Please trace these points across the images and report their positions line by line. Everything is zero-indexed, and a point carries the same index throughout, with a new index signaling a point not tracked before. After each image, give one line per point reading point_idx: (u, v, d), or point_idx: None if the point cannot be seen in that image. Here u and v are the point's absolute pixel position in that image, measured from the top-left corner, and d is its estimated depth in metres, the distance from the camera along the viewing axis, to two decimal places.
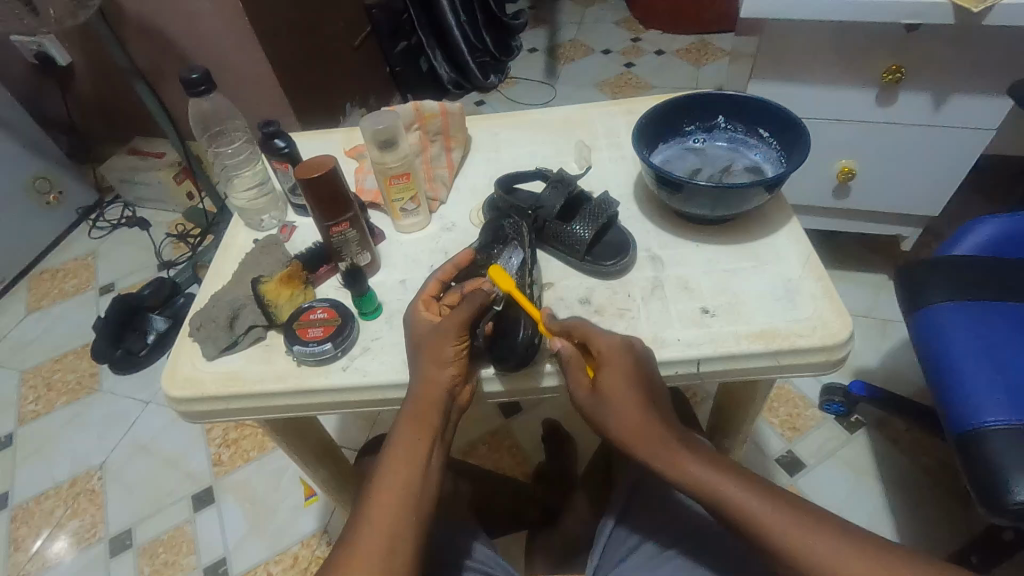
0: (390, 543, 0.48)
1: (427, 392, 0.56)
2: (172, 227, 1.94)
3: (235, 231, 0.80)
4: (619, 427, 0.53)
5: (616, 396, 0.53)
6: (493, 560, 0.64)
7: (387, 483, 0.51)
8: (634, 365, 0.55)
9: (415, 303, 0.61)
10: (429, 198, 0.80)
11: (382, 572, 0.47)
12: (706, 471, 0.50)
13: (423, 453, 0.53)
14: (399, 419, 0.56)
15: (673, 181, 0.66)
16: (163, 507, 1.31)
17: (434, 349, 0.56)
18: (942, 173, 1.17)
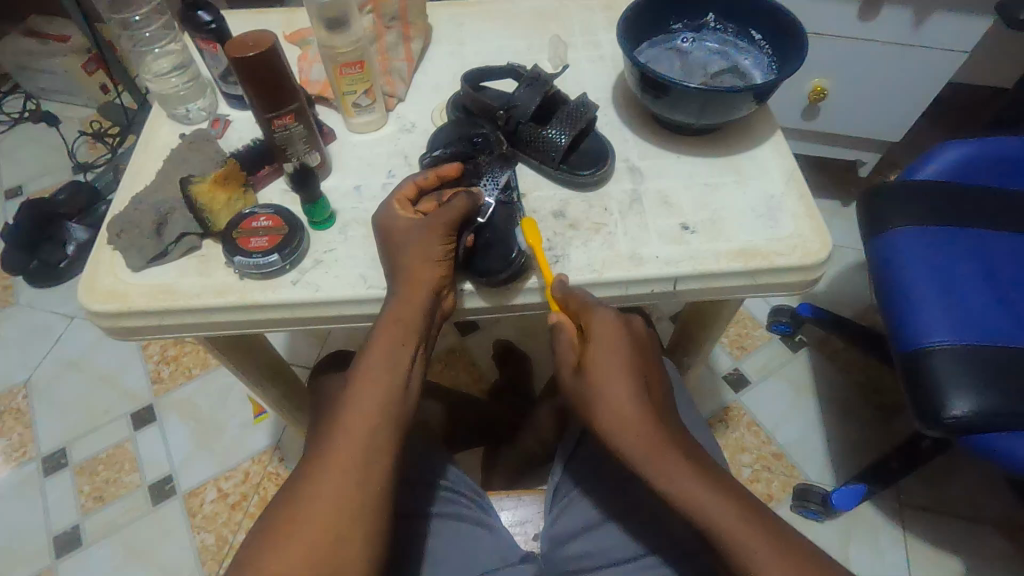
0: (369, 453, 0.45)
1: (411, 292, 0.52)
2: (85, 124, 1.72)
3: (156, 124, 0.69)
4: (612, 421, 0.48)
5: (606, 380, 0.49)
6: (464, 483, 0.63)
7: (366, 389, 0.47)
8: (631, 344, 0.51)
9: (388, 202, 0.56)
10: (385, 94, 0.71)
11: (357, 490, 0.43)
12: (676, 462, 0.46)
13: (404, 360, 0.50)
14: (380, 321, 0.51)
15: (658, 83, 0.60)
16: (100, 425, 1.24)
17: (418, 247, 0.52)
18: (910, 97, 1.16)
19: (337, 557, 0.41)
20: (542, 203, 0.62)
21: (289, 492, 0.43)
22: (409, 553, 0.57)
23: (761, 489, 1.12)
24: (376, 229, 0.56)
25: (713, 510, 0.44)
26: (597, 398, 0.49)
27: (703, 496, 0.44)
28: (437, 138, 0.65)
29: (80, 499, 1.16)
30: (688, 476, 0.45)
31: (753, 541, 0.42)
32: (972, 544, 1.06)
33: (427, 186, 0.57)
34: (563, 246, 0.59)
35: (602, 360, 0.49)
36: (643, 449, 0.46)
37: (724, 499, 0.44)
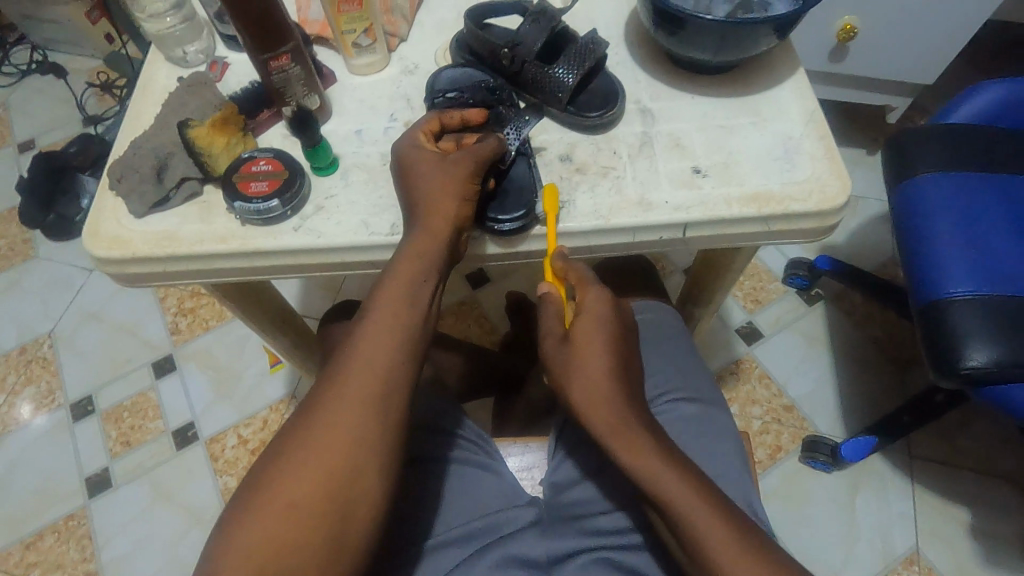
0: (385, 394, 0.45)
1: (431, 227, 0.50)
2: (93, 75, 1.70)
3: (155, 67, 0.68)
4: (576, 387, 0.51)
5: (587, 353, 0.51)
6: (480, 434, 0.63)
7: (383, 321, 0.47)
8: (616, 324, 0.53)
9: (412, 133, 0.54)
10: (386, 34, 0.68)
11: (364, 430, 0.43)
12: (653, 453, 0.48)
13: (422, 294, 0.49)
14: (399, 254, 0.50)
15: (675, 16, 0.56)
16: (123, 374, 1.28)
17: (443, 182, 0.51)
18: (947, 35, 1.08)
19: (351, 485, 0.42)
20: (549, 147, 0.60)
21: (302, 418, 0.44)
22: (422, 494, 0.58)
23: (770, 440, 1.13)
24: (394, 163, 0.54)
25: (668, 482, 0.46)
26: (574, 367, 0.51)
27: (671, 476, 0.47)
28: (440, 79, 0.63)
29: (108, 443, 1.21)
30: (655, 454, 0.48)
31: (708, 521, 0.45)
32: (981, 496, 1.06)
33: (450, 126, 0.56)
34: (569, 191, 0.58)
35: (587, 344, 0.51)
36: (614, 424, 0.49)
37: (689, 482, 0.46)
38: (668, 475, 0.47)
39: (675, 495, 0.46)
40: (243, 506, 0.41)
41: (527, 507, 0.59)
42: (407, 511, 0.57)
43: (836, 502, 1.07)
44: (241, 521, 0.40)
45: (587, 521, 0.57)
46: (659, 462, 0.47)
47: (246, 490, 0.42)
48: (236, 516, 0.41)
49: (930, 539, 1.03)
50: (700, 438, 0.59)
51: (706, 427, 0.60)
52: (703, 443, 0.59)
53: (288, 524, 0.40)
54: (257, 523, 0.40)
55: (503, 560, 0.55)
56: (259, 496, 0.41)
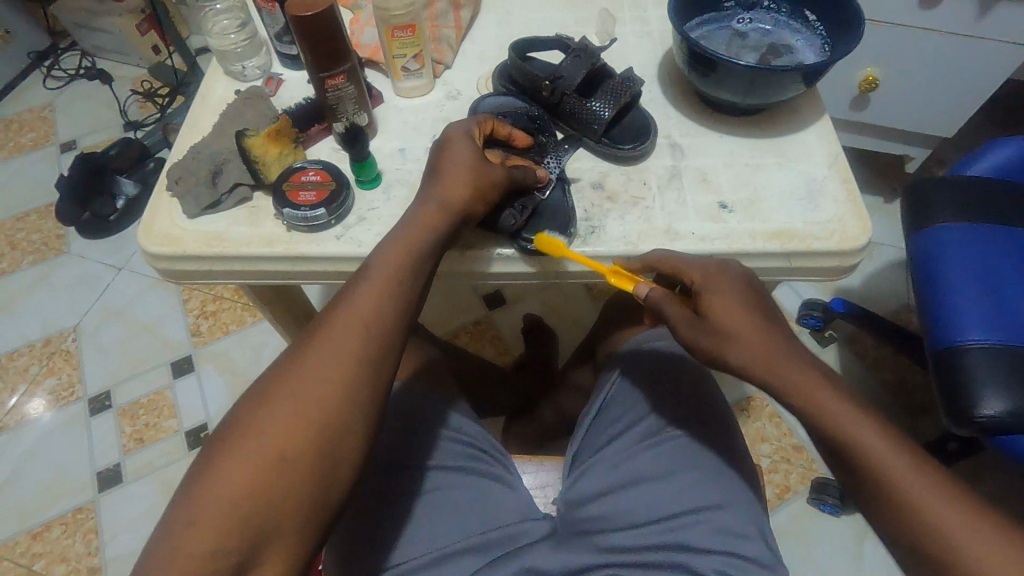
0: (376, 354, 0.47)
1: (439, 215, 0.52)
2: (137, 84, 1.78)
3: (213, 80, 0.72)
4: (741, 352, 0.47)
5: (733, 315, 0.48)
6: (468, 425, 0.64)
7: (373, 290, 0.49)
8: (746, 284, 0.50)
9: (467, 125, 0.56)
10: (433, 61, 0.72)
11: (346, 388, 0.45)
12: (838, 406, 0.45)
13: (422, 270, 0.51)
14: (397, 231, 0.52)
15: (708, 60, 0.60)
16: (142, 371, 1.31)
17: (469, 180, 0.53)
18: (967, 91, 1.12)
19: (330, 439, 0.43)
20: (581, 174, 0.63)
21: (289, 370, 0.45)
22: (404, 475, 0.59)
23: (778, 479, 1.13)
24: (439, 141, 0.57)
25: (865, 438, 0.44)
26: (730, 332, 0.47)
27: (866, 432, 0.44)
28: (482, 104, 0.66)
29: (122, 439, 1.23)
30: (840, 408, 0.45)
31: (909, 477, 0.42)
32: None
33: (499, 135, 0.59)
34: (600, 218, 0.60)
35: (732, 308, 0.48)
36: (794, 388, 0.46)
37: (882, 435, 0.44)
38: (859, 428, 0.44)
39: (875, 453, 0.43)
40: (218, 450, 0.42)
41: (542, 521, 0.61)
42: (390, 493, 0.58)
43: (842, 546, 1.06)
44: (220, 462, 0.41)
45: (600, 538, 0.58)
46: (842, 412, 0.45)
47: (220, 437, 0.42)
48: (210, 460, 0.41)
49: None
50: (714, 463, 0.59)
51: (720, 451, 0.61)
52: (719, 469, 0.59)
53: (272, 468, 0.41)
54: (239, 464, 0.41)
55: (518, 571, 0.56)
56: (237, 441, 0.42)
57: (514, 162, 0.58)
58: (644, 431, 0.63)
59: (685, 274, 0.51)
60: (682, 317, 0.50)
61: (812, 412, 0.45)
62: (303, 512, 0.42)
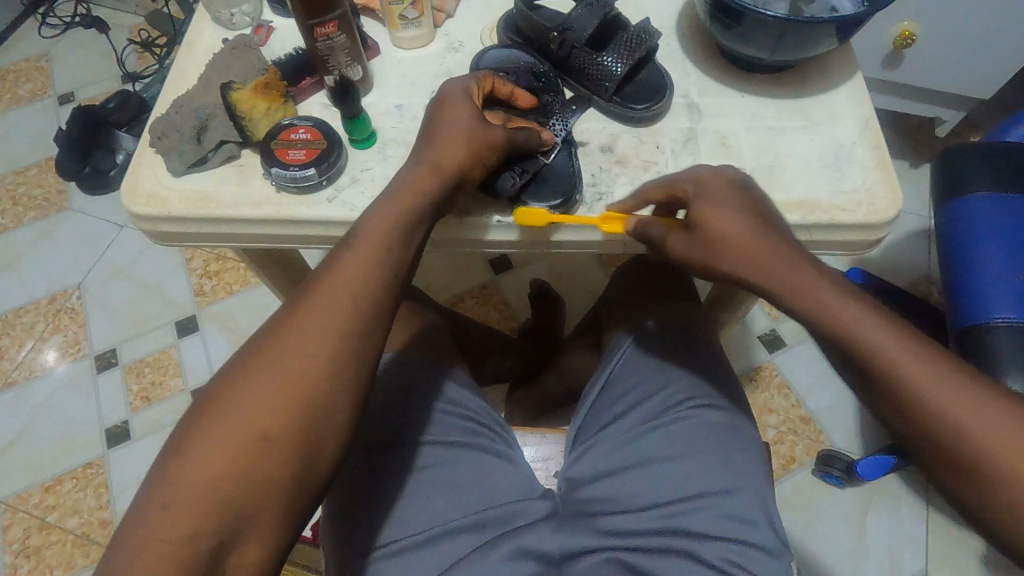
0: (358, 332, 0.44)
1: (432, 178, 0.49)
2: (134, 33, 1.71)
3: (199, 28, 0.68)
4: (730, 255, 0.46)
5: (722, 220, 0.47)
6: (465, 397, 0.63)
7: (359, 258, 0.46)
8: (739, 187, 0.48)
9: (466, 83, 0.52)
10: (433, 8, 0.66)
11: (330, 362, 0.43)
12: (838, 301, 0.44)
13: (411, 240, 0.48)
14: (386, 195, 0.49)
15: (732, 9, 0.54)
16: (147, 330, 1.31)
17: (468, 142, 0.50)
18: (1012, 49, 1.03)
19: (313, 415, 0.42)
20: (590, 136, 0.59)
21: (265, 346, 0.43)
22: (398, 448, 0.58)
23: (783, 451, 1.11)
24: (436, 98, 0.53)
25: (865, 330, 0.43)
26: (719, 238, 0.47)
27: (869, 325, 0.43)
28: (484, 58, 0.62)
29: (129, 397, 1.24)
30: (839, 301, 0.44)
31: (910, 366, 0.41)
32: None
33: (501, 94, 0.55)
34: (608, 184, 0.57)
35: (720, 213, 0.47)
36: (787, 283, 0.45)
37: (889, 328, 0.43)
38: (864, 323, 0.43)
39: (874, 345, 0.42)
40: (197, 424, 0.41)
41: (542, 500, 0.59)
42: (384, 466, 0.58)
43: (845, 518, 1.06)
44: (192, 448, 0.40)
45: (600, 519, 0.56)
46: (840, 305, 0.44)
47: (200, 411, 0.41)
48: (189, 434, 0.40)
49: (939, 564, 1.02)
50: (722, 446, 0.58)
51: (729, 435, 0.59)
52: (728, 453, 0.57)
53: (247, 453, 0.40)
54: (212, 450, 0.39)
55: (514, 552, 0.54)
56: (217, 416, 0.41)
57: (517, 124, 0.54)
58: (649, 410, 0.62)
59: (674, 188, 0.50)
60: (669, 229, 0.50)
61: (808, 308, 0.44)
62: (286, 489, 0.41)
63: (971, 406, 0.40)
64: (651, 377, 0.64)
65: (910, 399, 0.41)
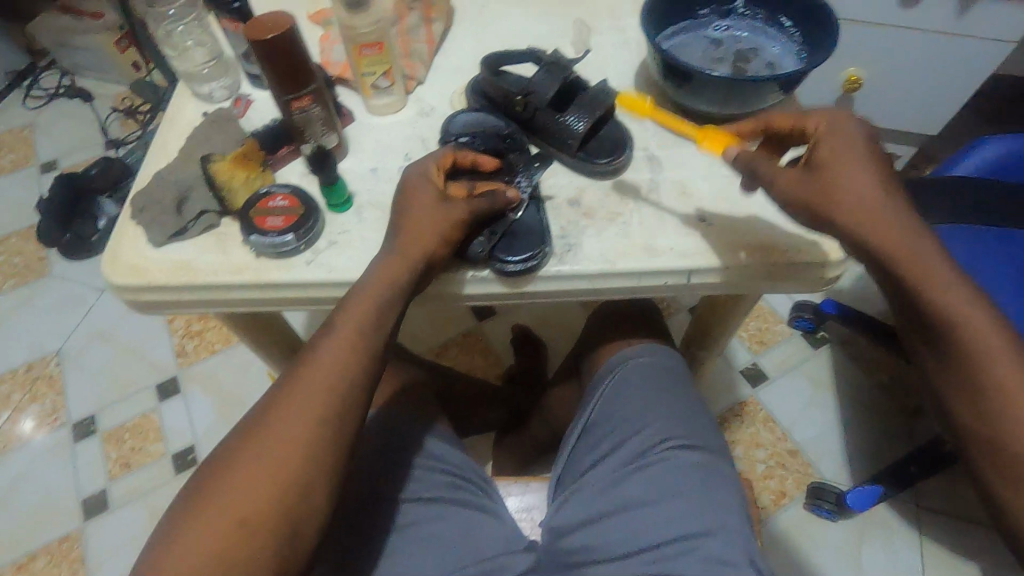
0: (339, 413, 0.46)
1: (405, 256, 0.51)
2: (118, 101, 1.75)
3: (180, 103, 0.70)
4: (853, 204, 0.45)
5: (846, 171, 0.45)
6: (448, 454, 0.63)
7: (342, 333, 0.48)
8: (863, 135, 0.47)
9: (426, 165, 0.55)
10: (404, 77, 0.70)
11: (314, 435, 0.44)
12: (928, 255, 0.46)
13: (391, 311, 0.51)
14: (369, 276, 0.51)
15: (682, 70, 0.58)
16: (128, 394, 1.29)
17: (434, 217, 0.52)
18: (952, 89, 1.11)
19: (298, 486, 0.43)
20: (557, 190, 0.62)
21: (255, 425, 0.45)
22: (379, 509, 0.58)
23: (774, 485, 1.11)
24: (400, 185, 0.56)
25: (943, 283, 0.46)
26: (845, 188, 0.45)
27: (949, 285, 0.46)
28: (453, 122, 0.65)
29: (108, 464, 1.21)
30: (929, 255, 0.46)
31: (978, 322, 0.46)
32: (992, 551, 1.03)
33: (463, 164, 0.58)
34: (577, 234, 0.59)
35: (847, 158, 0.45)
36: (893, 238, 0.45)
37: (964, 288, 0.46)
38: (945, 279, 0.46)
39: (949, 299, 0.46)
40: (189, 506, 0.41)
41: (526, 552, 0.59)
42: (364, 527, 0.57)
43: (840, 552, 1.05)
44: (183, 529, 0.40)
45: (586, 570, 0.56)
46: (928, 256, 0.46)
47: (192, 493, 0.42)
48: (181, 516, 0.41)
49: None
50: (702, 488, 0.58)
51: (707, 478, 0.59)
52: (705, 494, 0.58)
53: (232, 539, 0.40)
54: (202, 527, 0.40)
55: None
56: (208, 496, 0.41)
57: (481, 190, 0.56)
58: (627, 452, 0.62)
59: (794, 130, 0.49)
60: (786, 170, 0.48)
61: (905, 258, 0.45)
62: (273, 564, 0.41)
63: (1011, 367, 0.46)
64: (628, 419, 0.65)
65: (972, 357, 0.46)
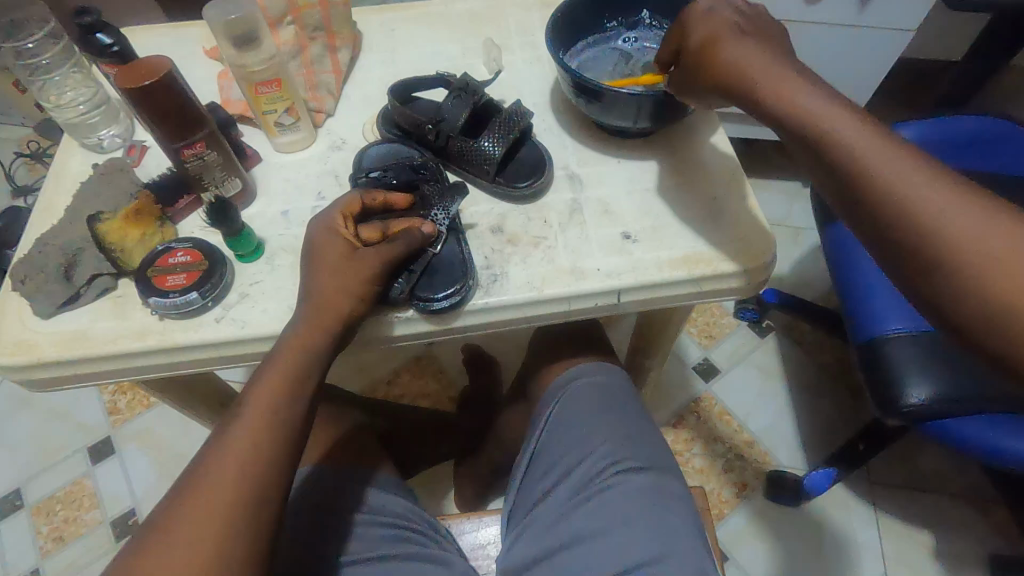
0: (255, 496, 0.42)
1: (320, 318, 0.49)
2: (23, 145, 1.63)
3: (67, 155, 0.65)
4: (728, 71, 0.49)
5: (726, 46, 0.49)
6: (393, 505, 0.61)
7: (268, 388, 0.46)
8: (744, 20, 0.51)
9: (331, 215, 0.53)
10: (312, 110, 0.67)
11: (243, 501, 0.41)
12: (815, 100, 0.44)
13: (317, 367, 0.49)
14: (286, 332, 0.49)
15: (591, 89, 0.58)
16: (56, 462, 1.19)
17: (346, 278, 0.49)
18: (864, 79, 1.14)
19: (229, 554, 0.40)
20: (479, 219, 0.60)
21: (179, 501, 0.41)
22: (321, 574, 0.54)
23: (735, 478, 1.12)
24: (308, 246, 0.53)
25: (832, 121, 0.43)
26: (722, 59, 0.49)
27: (848, 125, 0.43)
28: (365, 155, 0.62)
29: (39, 542, 1.12)
30: (812, 97, 0.45)
31: (900, 169, 0.40)
32: (942, 518, 1.07)
33: (372, 206, 0.55)
34: (501, 263, 0.57)
35: (721, 31, 0.50)
36: (768, 84, 0.46)
37: (871, 129, 0.42)
38: (840, 120, 0.43)
39: (853, 142, 0.42)
40: None
41: None
42: None
43: (803, 536, 1.07)
44: None
45: None
46: (814, 99, 0.44)
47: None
48: None
49: (897, 566, 1.04)
50: (653, 509, 0.57)
51: (658, 497, 0.58)
52: (656, 514, 0.57)
53: None
54: None
55: None
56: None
57: (396, 229, 0.54)
58: (576, 480, 0.61)
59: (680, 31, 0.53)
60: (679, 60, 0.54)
61: (780, 100, 0.46)
62: None
63: (955, 212, 0.38)
64: (573, 446, 0.64)
65: (895, 204, 0.40)
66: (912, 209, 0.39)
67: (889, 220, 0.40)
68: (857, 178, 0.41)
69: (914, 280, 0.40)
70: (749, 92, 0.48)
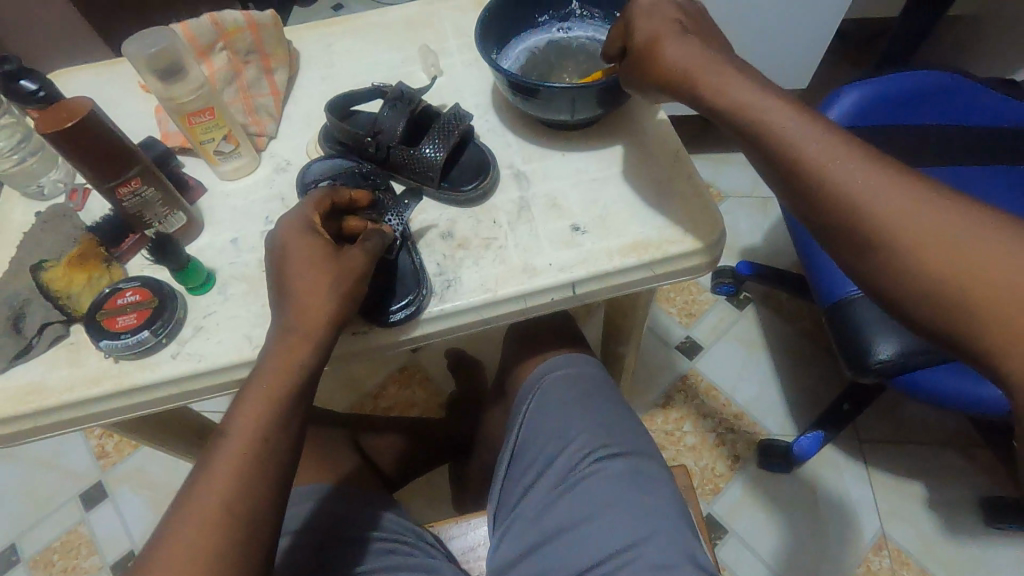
0: (240, 535, 0.42)
1: (297, 334, 0.47)
2: None
3: (9, 207, 0.64)
4: (673, 62, 0.50)
5: (667, 43, 0.51)
6: (404, 526, 0.62)
7: (246, 417, 0.45)
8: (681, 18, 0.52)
9: (302, 211, 0.50)
10: (252, 135, 0.66)
11: (223, 533, 0.41)
12: (754, 94, 0.47)
13: (305, 393, 0.48)
14: (265, 354, 0.47)
15: (525, 87, 0.58)
16: (49, 512, 1.18)
17: (317, 279, 0.48)
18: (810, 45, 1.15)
19: None
20: (428, 227, 0.60)
21: (164, 538, 0.41)
22: None
23: (726, 451, 1.13)
24: (274, 245, 0.50)
25: (772, 117, 0.45)
26: (658, 54, 0.51)
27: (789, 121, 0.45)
28: (307, 174, 0.62)
29: None
30: (752, 94, 0.47)
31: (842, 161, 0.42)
32: (932, 467, 1.09)
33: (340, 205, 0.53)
34: (454, 269, 0.57)
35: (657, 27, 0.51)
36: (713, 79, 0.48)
37: (812, 124, 0.44)
38: (778, 115, 0.45)
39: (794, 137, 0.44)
40: None
41: None
42: None
43: (798, 501, 1.08)
44: None
45: None
46: (756, 96, 0.46)
47: None
48: None
49: (892, 519, 1.05)
50: (634, 493, 0.58)
51: (638, 481, 0.59)
52: (638, 498, 0.57)
53: None
54: None
55: None
56: None
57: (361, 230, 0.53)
58: (557, 472, 0.61)
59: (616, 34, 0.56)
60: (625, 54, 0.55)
61: (722, 94, 0.47)
62: None
63: (898, 196, 0.40)
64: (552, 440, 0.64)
65: (840, 190, 0.42)
66: (858, 195, 0.41)
67: (832, 205, 0.42)
68: (797, 165, 0.44)
69: (856, 261, 0.42)
70: (691, 86, 0.49)
